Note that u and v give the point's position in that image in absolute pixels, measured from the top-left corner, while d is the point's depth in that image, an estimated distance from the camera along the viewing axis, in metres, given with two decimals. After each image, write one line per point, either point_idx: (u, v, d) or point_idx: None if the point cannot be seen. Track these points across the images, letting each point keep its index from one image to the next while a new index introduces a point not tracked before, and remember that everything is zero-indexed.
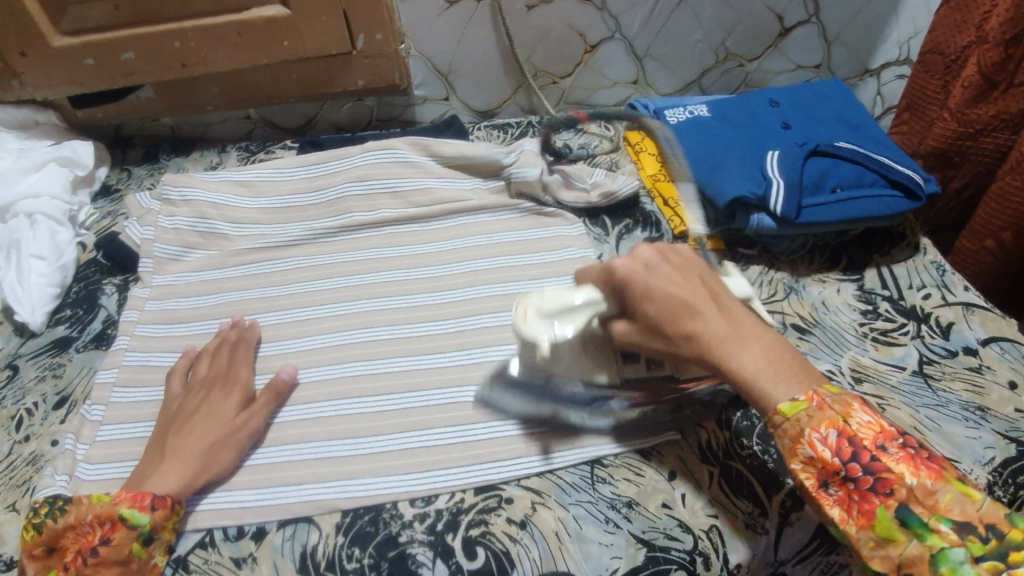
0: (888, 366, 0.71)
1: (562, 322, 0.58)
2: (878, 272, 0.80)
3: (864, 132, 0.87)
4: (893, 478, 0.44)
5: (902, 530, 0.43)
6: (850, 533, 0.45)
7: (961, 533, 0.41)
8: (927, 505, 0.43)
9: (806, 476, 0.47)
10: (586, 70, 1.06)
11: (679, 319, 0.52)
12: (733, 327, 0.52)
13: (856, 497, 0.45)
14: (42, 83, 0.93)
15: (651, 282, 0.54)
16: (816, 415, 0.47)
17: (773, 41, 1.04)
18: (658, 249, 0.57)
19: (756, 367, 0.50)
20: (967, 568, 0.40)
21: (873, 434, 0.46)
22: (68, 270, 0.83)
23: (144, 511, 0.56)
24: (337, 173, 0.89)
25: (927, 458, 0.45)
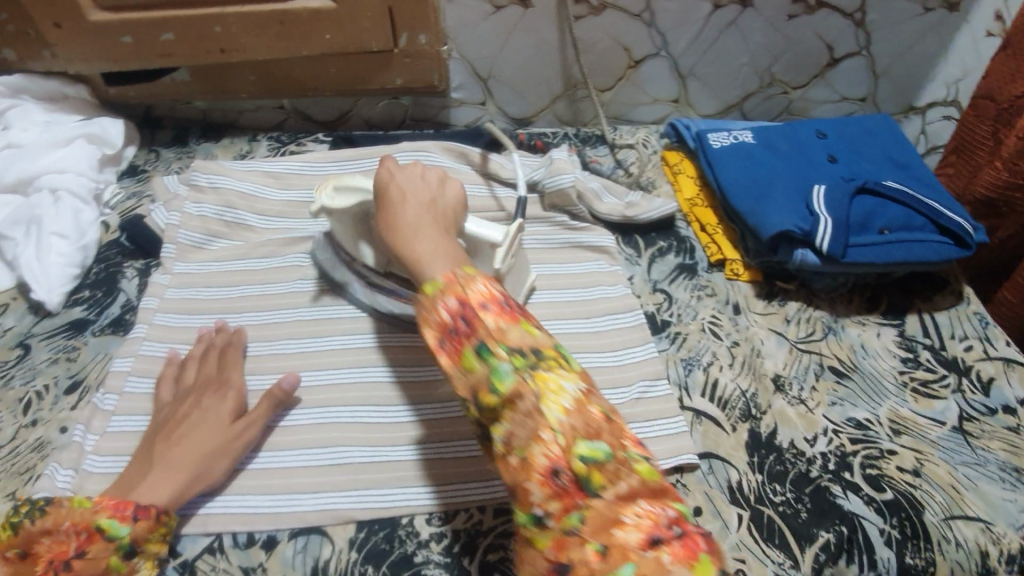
0: (927, 419, 0.68)
1: (343, 198, 0.68)
2: (919, 317, 0.78)
3: (911, 172, 0.85)
4: (478, 321, 0.47)
5: (476, 359, 0.45)
6: (451, 373, 0.47)
7: (513, 355, 0.45)
8: (497, 338, 0.46)
9: (430, 336, 0.48)
10: (626, 85, 1.04)
11: (389, 211, 0.58)
12: (420, 225, 0.56)
13: (455, 342, 0.47)
14: (76, 56, 0.91)
15: (391, 178, 0.61)
16: (447, 286, 0.49)
17: (820, 71, 1.02)
18: (424, 168, 0.63)
19: (422, 253, 0.53)
20: (511, 378, 0.44)
21: (482, 297, 0.48)
22: (90, 251, 0.81)
23: (126, 522, 0.52)
24: (369, 171, 0.88)
25: (512, 306, 0.49)
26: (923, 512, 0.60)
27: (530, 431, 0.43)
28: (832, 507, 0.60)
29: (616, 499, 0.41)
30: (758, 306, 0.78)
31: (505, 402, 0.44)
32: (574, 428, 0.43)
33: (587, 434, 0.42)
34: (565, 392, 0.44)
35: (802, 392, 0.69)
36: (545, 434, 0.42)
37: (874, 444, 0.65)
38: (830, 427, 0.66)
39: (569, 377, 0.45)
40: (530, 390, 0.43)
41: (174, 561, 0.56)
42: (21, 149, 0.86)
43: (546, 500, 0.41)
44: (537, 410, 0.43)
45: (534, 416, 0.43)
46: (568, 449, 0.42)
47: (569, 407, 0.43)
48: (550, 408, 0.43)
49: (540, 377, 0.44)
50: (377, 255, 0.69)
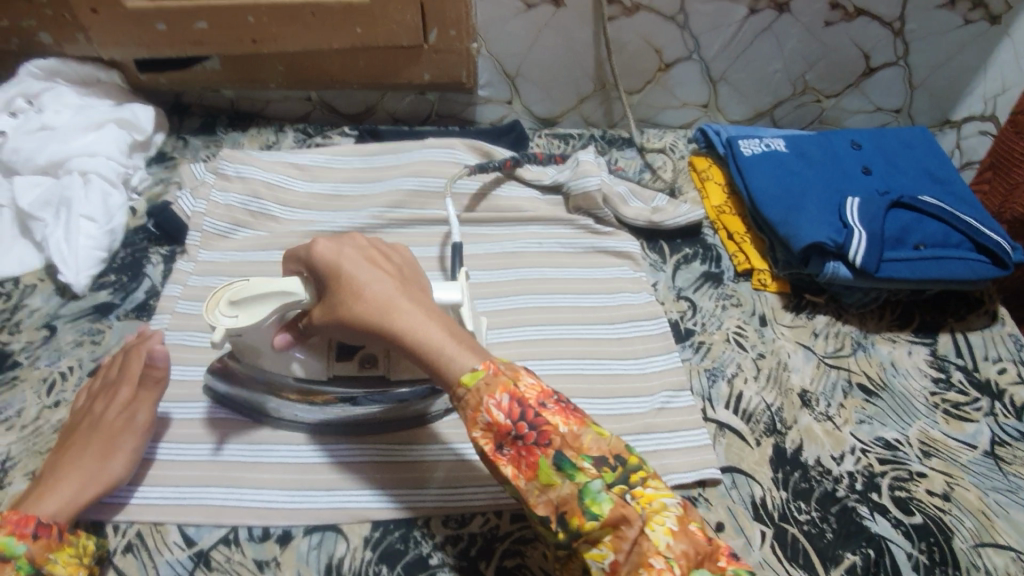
0: (957, 442, 0.66)
1: (250, 310, 0.54)
2: (952, 337, 0.75)
3: (949, 187, 0.82)
4: (550, 428, 0.46)
5: (558, 475, 0.45)
6: (521, 487, 0.47)
7: (599, 466, 0.46)
8: (575, 448, 0.46)
9: (484, 442, 0.47)
10: (656, 88, 1.02)
11: (368, 293, 0.51)
12: (417, 304, 0.51)
13: (524, 453, 0.46)
14: (109, 41, 0.92)
15: (338, 262, 0.53)
16: (491, 378, 0.47)
17: (855, 80, 0.99)
18: (366, 240, 0.57)
19: (439, 340, 0.49)
20: (605, 498, 0.45)
21: (536, 393, 0.47)
22: (118, 234, 0.81)
23: (24, 539, 0.50)
24: (394, 166, 0.87)
25: (574, 407, 0.49)
26: (951, 538, 0.59)
27: (635, 557, 0.44)
28: (858, 529, 0.59)
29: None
30: (785, 318, 0.76)
31: (607, 524, 0.44)
32: (681, 551, 0.44)
33: (696, 559, 0.44)
34: (665, 509, 0.46)
35: (829, 409, 0.68)
36: (656, 561, 0.43)
37: (903, 466, 0.63)
38: (857, 446, 0.65)
39: (664, 493, 0.47)
40: (632, 511, 0.45)
41: (189, 549, 0.56)
42: (54, 131, 0.87)
43: None
44: (641, 534, 0.44)
45: (638, 541, 0.44)
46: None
47: (674, 528, 0.45)
48: (655, 530, 0.45)
49: (639, 495, 0.46)
50: (313, 361, 0.61)
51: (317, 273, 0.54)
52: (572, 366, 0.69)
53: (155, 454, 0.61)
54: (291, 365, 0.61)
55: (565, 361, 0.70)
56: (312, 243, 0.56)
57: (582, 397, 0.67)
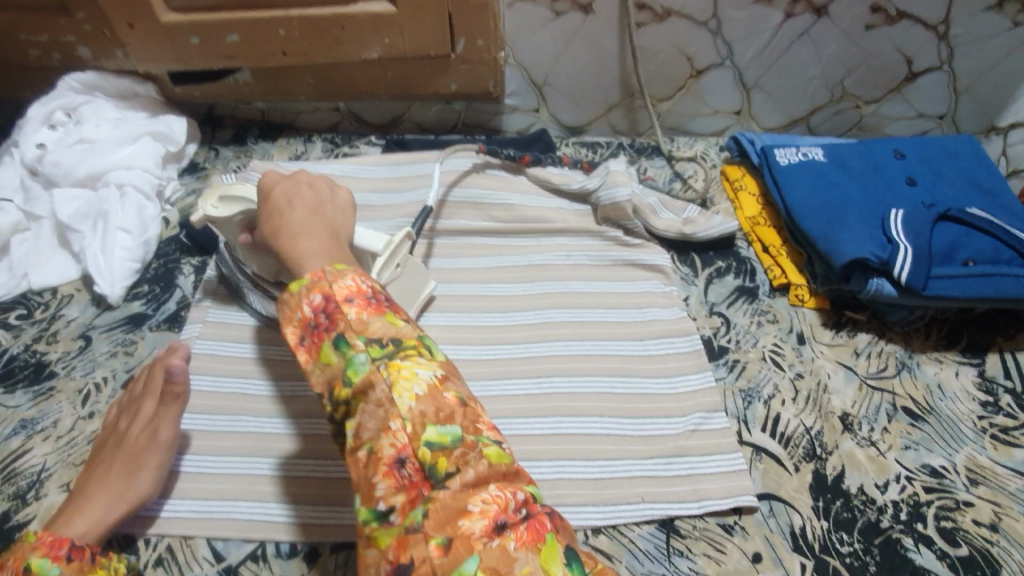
0: (1008, 469, 0.63)
1: (229, 207, 0.65)
2: (1001, 357, 0.72)
3: (998, 199, 0.78)
4: (339, 316, 0.45)
5: (333, 352, 0.44)
6: (309, 370, 0.46)
7: (370, 345, 0.44)
8: (357, 331, 0.45)
9: (291, 335, 0.47)
10: (686, 95, 1.00)
11: (275, 217, 0.56)
12: (302, 228, 0.54)
13: (314, 338, 0.46)
14: (145, 56, 0.94)
15: (274, 189, 0.58)
16: (312, 282, 0.47)
17: (897, 86, 0.95)
18: (312, 174, 0.61)
19: (302, 254, 0.51)
20: (365, 368, 0.43)
21: (347, 292, 0.47)
22: (151, 245, 0.83)
23: (58, 562, 0.50)
24: (420, 177, 0.87)
25: (381, 299, 0.48)
26: (1000, 572, 0.56)
27: (381, 422, 0.41)
28: (903, 562, 0.56)
29: (463, 487, 0.39)
30: (824, 336, 0.73)
31: (358, 393, 0.42)
32: (423, 413, 0.41)
33: (436, 418, 0.41)
34: (418, 378, 0.43)
35: (872, 433, 0.64)
36: (392, 423, 0.41)
37: (950, 495, 0.60)
38: (902, 474, 0.61)
39: (426, 365, 0.44)
40: (379, 377, 0.42)
41: (218, 565, 0.56)
42: (92, 144, 0.89)
43: (391, 493, 0.39)
44: (387, 398, 0.42)
45: (385, 406, 0.41)
46: (415, 436, 0.40)
47: (421, 393, 0.42)
48: (400, 397, 0.41)
49: (393, 364, 0.43)
50: (264, 267, 0.66)
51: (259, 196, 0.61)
52: (601, 384, 0.68)
53: (187, 467, 0.62)
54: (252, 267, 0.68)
55: (594, 379, 0.68)
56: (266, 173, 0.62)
57: (612, 417, 0.65)
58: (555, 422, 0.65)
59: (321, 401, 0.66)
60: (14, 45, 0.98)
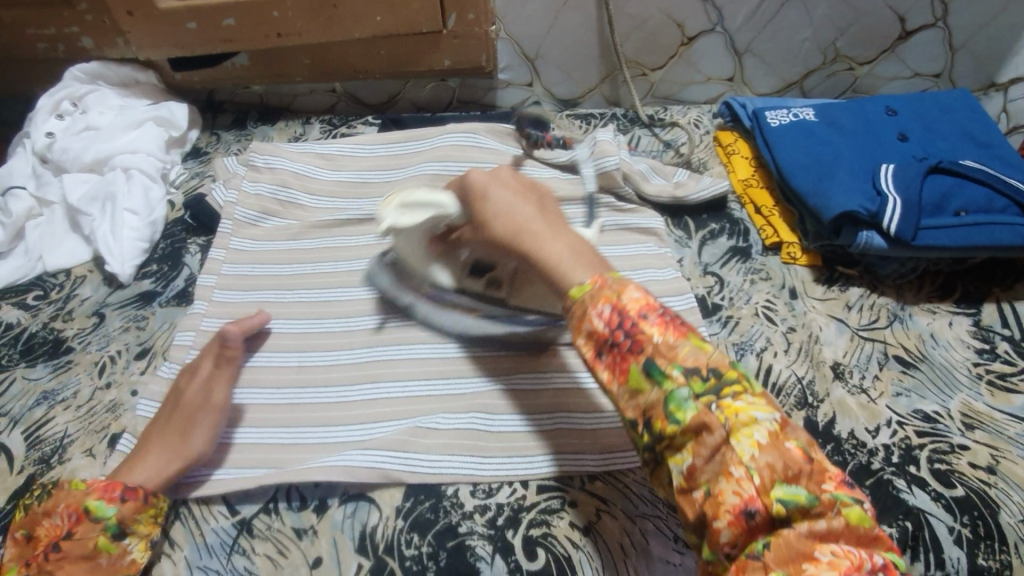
0: (1004, 414, 0.63)
1: (415, 212, 0.65)
2: (998, 307, 0.72)
3: (994, 151, 0.78)
4: (643, 337, 0.46)
5: (647, 381, 0.46)
6: (614, 391, 0.48)
7: (688, 376, 0.44)
8: (667, 356, 0.45)
9: (585, 349, 0.49)
10: (679, 63, 1.00)
11: (504, 214, 0.58)
12: (545, 227, 0.57)
13: (618, 359, 0.47)
14: (146, 43, 0.96)
15: (489, 187, 0.61)
16: (596, 291, 0.49)
17: (891, 45, 0.95)
18: (514, 174, 0.65)
19: (560, 254, 0.53)
20: (690, 406, 0.44)
21: (638, 306, 0.47)
22: (158, 226, 0.85)
23: (112, 503, 0.54)
24: (417, 153, 0.89)
25: (677, 320, 0.48)
26: (999, 513, 0.56)
27: (717, 465, 0.42)
28: (895, 502, 0.57)
29: (809, 535, 0.39)
30: (816, 291, 0.74)
31: (688, 431, 0.43)
32: (770, 467, 0.41)
33: (785, 475, 0.41)
34: (757, 422, 0.42)
35: (864, 381, 0.66)
36: (736, 470, 0.41)
37: (944, 439, 0.61)
38: (894, 419, 0.63)
39: (759, 407, 0.43)
40: (715, 420, 0.43)
41: (232, 518, 0.59)
42: (98, 131, 0.92)
43: (735, 538, 0.41)
44: (725, 442, 0.42)
45: (723, 449, 0.42)
46: (762, 488, 0.40)
47: (763, 441, 0.41)
48: (740, 443, 0.41)
49: (727, 406, 0.43)
50: (452, 272, 0.69)
51: (466, 194, 0.63)
52: None
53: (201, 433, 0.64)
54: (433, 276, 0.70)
55: None
56: (466, 174, 0.64)
57: None
58: (553, 378, 0.66)
59: (325, 370, 0.70)
60: (21, 39, 1.01)
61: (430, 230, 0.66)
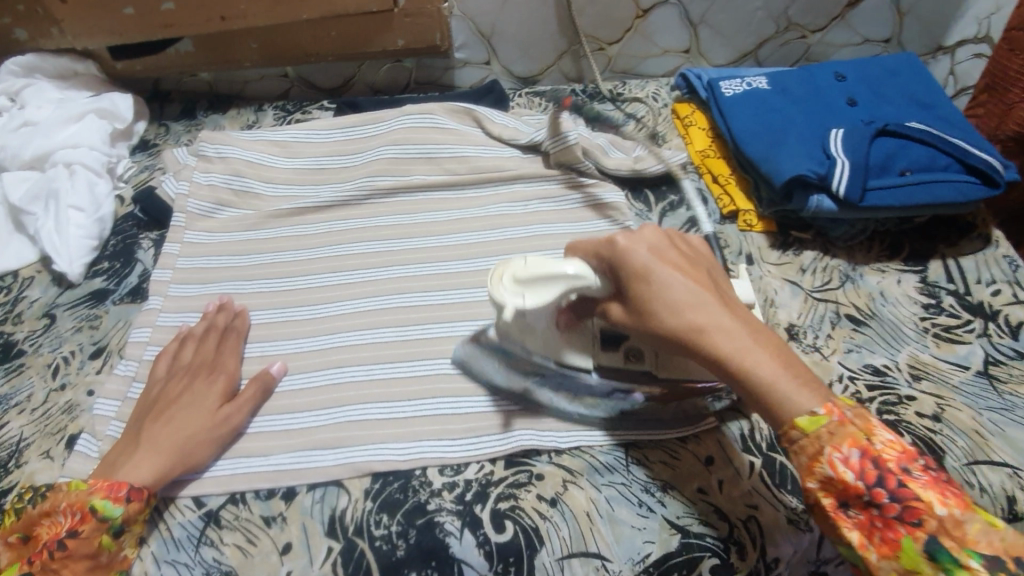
0: (949, 364, 0.66)
1: (541, 289, 0.53)
2: (943, 263, 0.75)
3: (936, 112, 0.80)
4: (920, 505, 0.41)
5: (928, 563, 0.40)
6: (869, 559, 0.43)
7: (991, 567, 0.38)
8: (954, 536, 0.40)
9: (824, 498, 0.45)
10: (635, 36, 1.00)
11: (683, 307, 0.48)
12: (738, 325, 0.48)
13: (878, 524, 0.42)
14: (81, 31, 0.92)
15: (657, 272, 0.49)
16: (839, 430, 0.44)
17: (840, 11, 0.96)
18: (668, 235, 0.54)
19: (776, 372, 0.46)
20: None
21: (895, 454, 0.43)
22: (107, 222, 0.83)
23: (119, 503, 0.53)
24: (374, 136, 0.87)
25: (956, 487, 0.42)
26: (944, 457, 0.59)
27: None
28: None
29: None
30: (772, 256, 0.76)
31: None
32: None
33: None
34: None
35: (817, 340, 0.68)
36: None
37: (892, 391, 0.64)
38: (845, 374, 0.65)
39: None
40: None
41: (199, 510, 0.58)
42: (37, 126, 0.88)
43: None
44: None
45: None
46: None
47: None
48: None
49: None
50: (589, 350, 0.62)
51: (618, 266, 0.50)
52: None
53: None
54: (567, 354, 0.62)
55: None
56: (613, 238, 0.51)
57: None
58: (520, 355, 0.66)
59: (288, 359, 0.68)
60: None
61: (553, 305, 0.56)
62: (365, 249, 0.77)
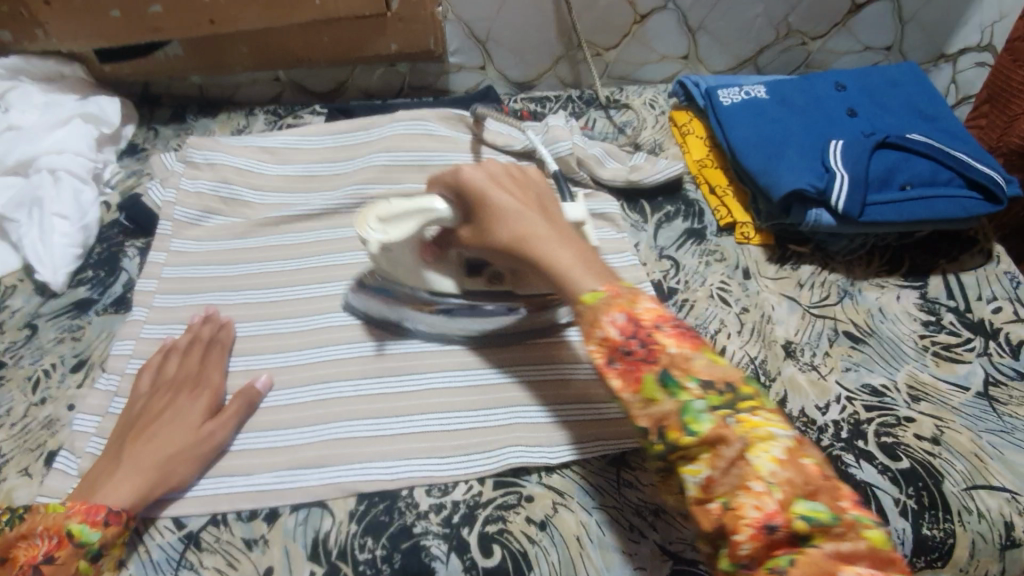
0: (949, 384, 0.65)
1: (398, 224, 0.59)
2: (943, 279, 0.73)
3: (938, 124, 0.79)
4: (660, 348, 0.45)
5: (662, 391, 0.44)
6: (625, 399, 0.45)
7: (706, 389, 0.44)
8: (683, 368, 0.44)
9: (596, 356, 0.46)
10: (633, 42, 0.98)
11: (506, 216, 0.54)
12: (554, 232, 0.53)
13: (631, 368, 0.45)
14: (67, 34, 0.90)
15: (484, 188, 0.55)
16: (610, 299, 0.47)
17: (841, 19, 0.95)
18: (502, 166, 0.58)
19: (571, 262, 0.50)
20: (707, 418, 0.43)
21: (652, 316, 0.46)
22: (91, 230, 0.81)
23: (96, 527, 0.52)
24: (366, 143, 0.85)
25: (689, 331, 0.47)
26: (943, 482, 0.58)
27: (735, 476, 0.41)
28: (844, 477, 0.58)
29: (835, 555, 0.39)
30: (770, 270, 0.75)
31: (705, 443, 0.42)
32: (788, 479, 0.41)
33: (804, 488, 0.41)
34: (773, 438, 0.42)
35: (814, 358, 0.67)
36: (757, 485, 0.40)
37: (891, 412, 0.62)
38: (843, 394, 0.64)
39: (775, 422, 0.43)
40: (732, 433, 0.42)
41: (178, 532, 0.57)
42: (21, 131, 0.86)
43: (753, 553, 0.40)
44: (743, 456, 0.42)
45: (743, 466, 0.41)
46: (785, 503, 0.40)
47: (781, 456, 0.42)
48: (760, 458, 0.41)
49: (744, 420, 0.43)
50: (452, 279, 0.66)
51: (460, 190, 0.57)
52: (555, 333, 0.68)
53: None
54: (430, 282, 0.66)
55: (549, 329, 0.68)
56: (457, 167, 0.57)
57: (568, 363, 0.66)
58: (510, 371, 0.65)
59: (275, 373, 0.67)
60: None
61: (416, 237, 0.61)
62: (355, 260, 0.76)
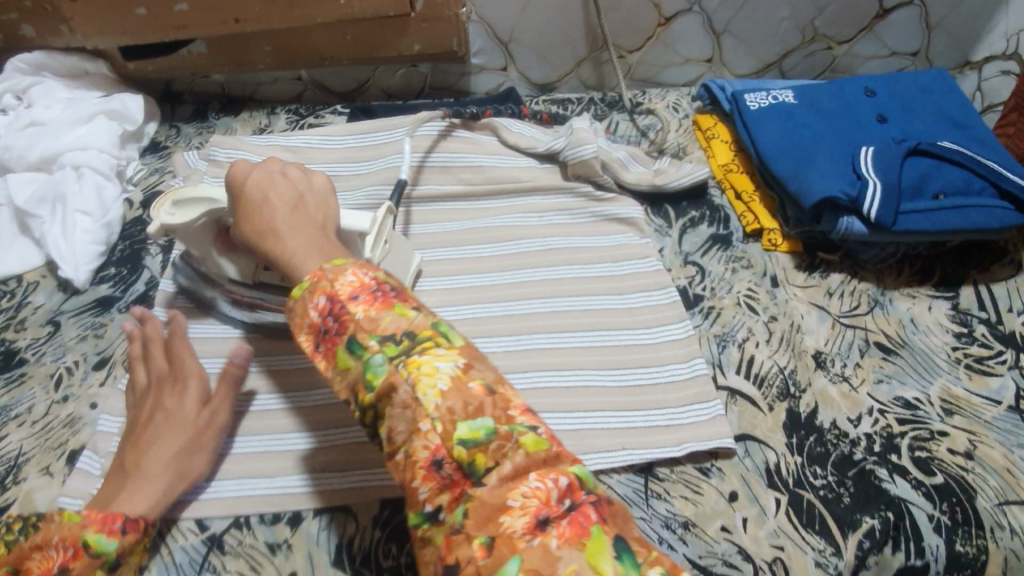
0: (981, 398, 0.63)
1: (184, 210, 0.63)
2: (975, 290, 0.72)
3: (970, 132, 0.77)
4: (347, 318, 0.42)
5: (349, 357, 0.41)
6: (329, 378, 0.43)
7: (385, 342, 0.41)
8: (368, 330, 0.41)
9: (304, 342, 0.44)
10: (656, 44, 0.97)
11: (254, 215, 0.53)
12: (292, 227, 0.51)
13: (327, 345, 0.43)
14: (91, 31, 0.91)
15: (247, 187, 0.54)
16: (313, 284, 0.45)
17: (869, 23, 0.93)
18: (282, 165, 0.57)
19: (295, 251, 0.49)
20: (384, 369, 0.40)
21: (347, 287, 0.44)
22: (114, 227, 0.81)
23: (114, 535, 0.50)
24: (387, 144, 0.85)
25: (386, 290, 0.44)
26: (975, 497, 0.56)
27: (409, 421, 0.38)
28: (877, 492, 0.57)
29: (502, 481, 0.36)
30: (798, 278, 0.74)
31: (382, 396, 0.39)
32: (451, 410, 0.38)
33: (466, 412, 0.38)
34: (440, 371, 0.39)
35: (845, 369, 0.65)
36: (423, 424, 0.37)
37: (923, 426, 0.61)
38: (875, 407, 0.62)
39: (446, 356, 0.40)
40: (402, 379, 0.39)
41: (202, 534, 0.56)
42: (44, 127, 0.86)
43: (433, 496, 0.37)
44: (412, 398, 0.38)
45: (413, 410, 0.38)
46: (446, 434, 0.37)
47: (444, 387, 0.38)
48: (425, 394, 0.38)
49: (413, 362, 0.39)
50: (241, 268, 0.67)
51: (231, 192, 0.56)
52: (581, 339, 0.67)
53: None
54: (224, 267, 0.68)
55: (575, 334, 0.68)
56: (231, 166, 0.57)
57: (593, 370, 0.65)
58: (534, 377, 0.64)
59: (296, 374, 0.66)
60: None
61: (212, 224, 0.64)
62: None
